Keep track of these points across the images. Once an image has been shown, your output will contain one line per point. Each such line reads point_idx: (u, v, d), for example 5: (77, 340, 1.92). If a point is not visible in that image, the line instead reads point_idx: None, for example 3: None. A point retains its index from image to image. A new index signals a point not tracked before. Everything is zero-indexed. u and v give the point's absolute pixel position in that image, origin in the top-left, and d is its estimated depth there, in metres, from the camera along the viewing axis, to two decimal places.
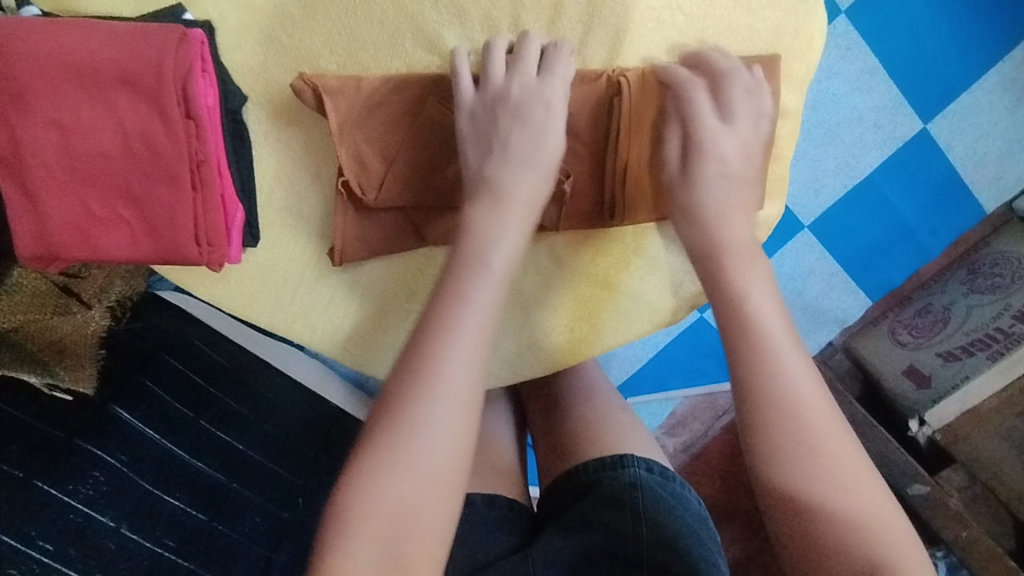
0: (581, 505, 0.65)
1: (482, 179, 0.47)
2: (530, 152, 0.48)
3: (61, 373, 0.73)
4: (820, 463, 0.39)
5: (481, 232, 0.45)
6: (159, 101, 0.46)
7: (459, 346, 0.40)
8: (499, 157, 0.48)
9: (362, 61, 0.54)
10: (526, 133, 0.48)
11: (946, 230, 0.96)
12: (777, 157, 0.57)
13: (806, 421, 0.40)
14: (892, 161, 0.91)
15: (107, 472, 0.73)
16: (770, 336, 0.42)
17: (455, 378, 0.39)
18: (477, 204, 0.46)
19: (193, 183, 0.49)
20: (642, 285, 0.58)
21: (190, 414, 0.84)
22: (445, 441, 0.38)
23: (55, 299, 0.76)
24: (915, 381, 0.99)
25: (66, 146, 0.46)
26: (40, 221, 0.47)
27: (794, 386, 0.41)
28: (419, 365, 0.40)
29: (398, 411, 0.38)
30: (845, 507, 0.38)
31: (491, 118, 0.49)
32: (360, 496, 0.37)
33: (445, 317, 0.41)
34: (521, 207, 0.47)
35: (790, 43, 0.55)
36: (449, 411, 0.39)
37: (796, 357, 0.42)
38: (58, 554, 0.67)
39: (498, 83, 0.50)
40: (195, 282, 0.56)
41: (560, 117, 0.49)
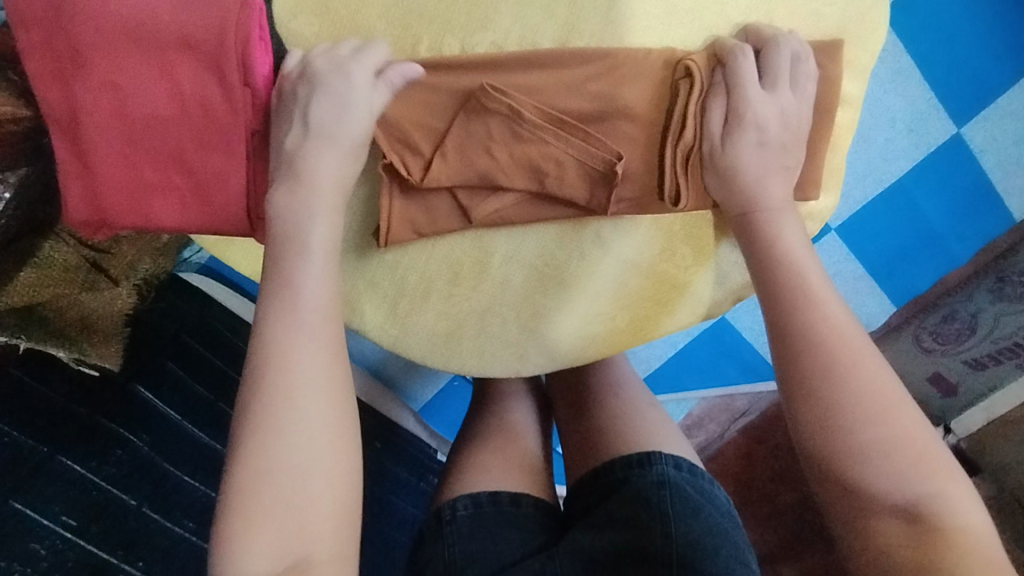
0: (607, 503, 0.64)
1: (285, 169, 0.46)
2: (340, 135, 0.47)
3: (88, 348, 0.75)
4: (879, 433, 0.40)
5: (298, 222, 0.45)
6: (219, 66, 0.45)
7: (298, 338, 0.41)
8: (307, 143, 0.46)
9: (414, 33, 0.48)
10: (324, 121, 0.46)
11: (974, 236, 0.95)
12: (837, 148, 0.55)
13: (864, 397, 0.41)
14: (922, 166, 0.90)
15: (129, 451, 0.79)
16: (825, 315, 0.44)
17: (302, 369, 0.41)
18: (287, 197, 0.46)
19: (247, 152, 0.48)
20: (688, 275, 0.57)
21: (211, 396, 0.91)
22: (306, 431, 0.40)
23: (84, 274, 0.75)
24: (938, 387, 1.03)
25: (124, 109, 0.46)
26: (94, 185, 0.47)
27: (848, 363, 0.42)
28: (258, 371, 0.40)
29: (252, 419, 0.39)
30: (904, 475, 0.40)
31: (289, 103, 0.47)
32: (237, 515, 0.38)
33: (273, 319, 0.42)
34: (332, 184, 0.46)
35: (854, 30, 0.51)
36: (303, 398, 0.40)
37: (851, 333, 0.43)
38: (81, 530, 0.71)
39: (302, 70, 0.47)
40: (241, 257, 0.57)
41: (366, 104, 0.47)
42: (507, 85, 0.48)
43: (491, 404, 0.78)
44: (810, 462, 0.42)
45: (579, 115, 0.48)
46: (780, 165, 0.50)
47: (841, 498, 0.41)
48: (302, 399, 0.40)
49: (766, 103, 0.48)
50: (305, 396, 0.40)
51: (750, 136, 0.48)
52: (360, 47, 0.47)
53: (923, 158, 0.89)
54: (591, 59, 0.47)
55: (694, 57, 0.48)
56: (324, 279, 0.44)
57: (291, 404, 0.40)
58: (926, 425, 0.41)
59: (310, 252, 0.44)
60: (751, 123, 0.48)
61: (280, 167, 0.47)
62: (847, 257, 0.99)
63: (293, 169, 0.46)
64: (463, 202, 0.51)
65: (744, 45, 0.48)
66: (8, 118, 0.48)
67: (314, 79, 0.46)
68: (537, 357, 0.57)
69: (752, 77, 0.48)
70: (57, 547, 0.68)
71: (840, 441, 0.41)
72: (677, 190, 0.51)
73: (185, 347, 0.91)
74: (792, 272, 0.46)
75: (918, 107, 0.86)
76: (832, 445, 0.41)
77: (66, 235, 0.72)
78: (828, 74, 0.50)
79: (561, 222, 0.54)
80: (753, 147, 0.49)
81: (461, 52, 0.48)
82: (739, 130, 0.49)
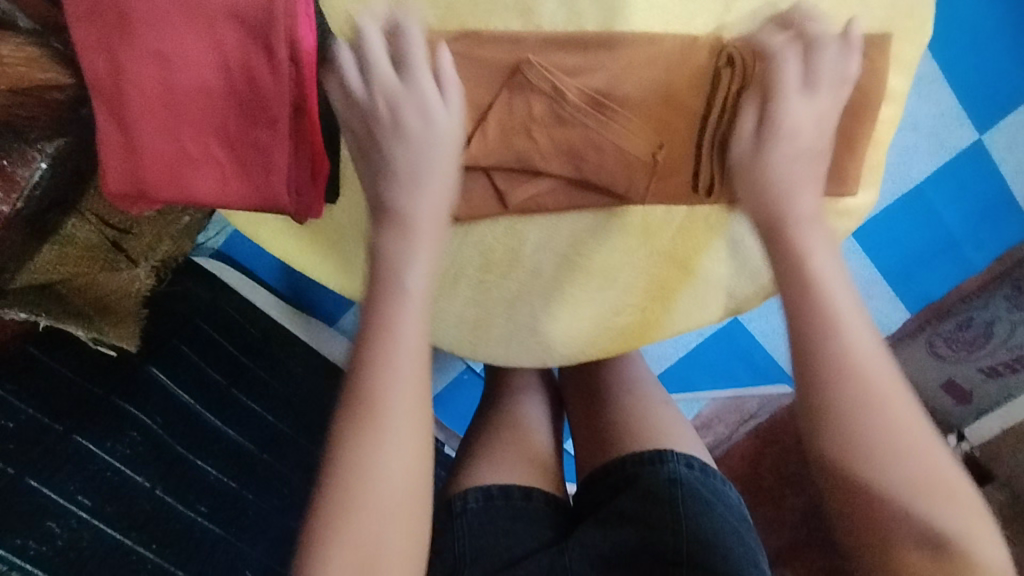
0: (616, 500, 0.63)
1: (384, 210, 0.48)
2: (436, 166, 0.48)
3: (107, 329, 0.75)
4: (905, 469, 0.40)
5: (397, 264, 0.46)
6: (268, 40, 0.44)
7: (394, 380, 0.42)
8: (402, 186, 0.47)
9: (458, 13, 0.47)
10: (410, 159, 0.47)
11: (992, 243, 0.95)
12: (877, 144, 0.54)
13: (889, 430, 0.40)
14: (940, 172, 0.90)
15: (143, 432, 0.78)
16: (852, 340, 0.42)
17: (395, 412, 0.41)
18: (392, 241, 0.47)
19: (293, 129, 0.47)
20: (716, 268, 0.56)
21: (224, 381, 0.90)
22: (394, 471, 0.41)
23: (107, 253, 0.74)
24: (954, 395, 1.00)
25: (167, 80, 0.45)
26: (135, 157, 0.47)
27: (878, 399, 0.41)
28: (354, 407, 0.41)
29: (344, 455, 0.41)
30: (926, 514, 0.39)
31: (373, 138, 0.48)
32: (323, 549, 0.39)
33: (370, 357, 0.43)
34: (431, 228, 0.47)
35: (903, 24, 0.50)
36: (394, 439, 0.41)
37: (878, 361, 0.42)
38: (97, 510, 0.70)
39: (375, 99, 0.47)
40: (270, 237, 0.57)
41: (441, 124, 0.47)
42: (553, 67, 0.48)
43: (500, 398, 0.76)
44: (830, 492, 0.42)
45: (623, 100, 0.49)
46: (812, 171, 0.49)
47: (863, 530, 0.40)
48: (391, 442, 0.41)
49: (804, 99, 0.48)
50: (393, 440, 0.41)
51: (784, 147, 0.48)
52: (414, 54, 0.46)
53: (942, 163, 0.89)
54: (638, 43, 0.48)
55: (738, 45, 0.48)
56: (419, 323, 0.45)
57: (380, 446, 0.41)
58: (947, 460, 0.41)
59: (406, 296, 0.45)
60: (785, 135, 0.48)
61: (380, 203, 0.48)
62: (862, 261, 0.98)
63: (393, 213, 0.47)
64: (499, 184, 0.51)
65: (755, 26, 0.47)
66: (49, 85, 0.44)
67: (394, 108, 0.47)
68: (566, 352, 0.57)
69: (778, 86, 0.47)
70: (72, 526, 0.67)
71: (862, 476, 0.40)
72: (711, 181, 0.52)
73: (200, 331, 0.91)
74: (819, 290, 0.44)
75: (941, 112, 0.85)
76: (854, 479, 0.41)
77: (89, 213, 0.69)
78: (874, 67, 0.50)
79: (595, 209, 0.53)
80: (785, 157, 0.48)
81: (507, 28, 0.47)
82: (774, 144, 0.48)
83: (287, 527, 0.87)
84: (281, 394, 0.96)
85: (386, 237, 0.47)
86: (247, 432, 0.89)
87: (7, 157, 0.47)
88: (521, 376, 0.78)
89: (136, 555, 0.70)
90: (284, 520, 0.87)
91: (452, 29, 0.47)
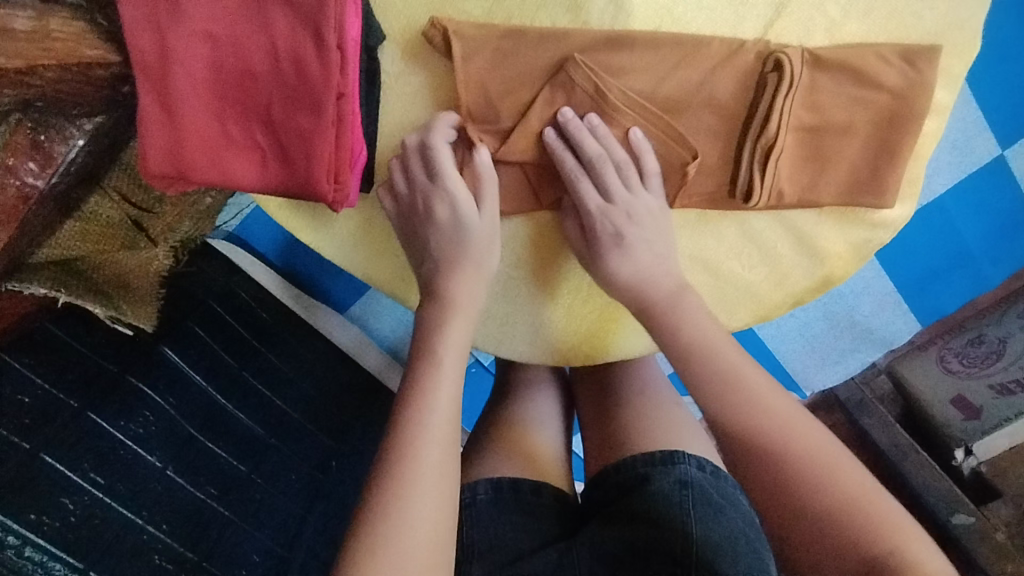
0: (627, 500, 0.61)
1: (429, 292, 0.54)
2: (476, 258, 0.53)
3: (124, 308, 0.72)
4: (827, 496, 0.44)
5: (434, 333, 0.52)
6: (316, 23, 0.43)
7: (427, 434, 0.47)
8: (442, 269, 0.53)
9: (506, 8, 0.48)
10: (449, 246, 0.52)
11: (1007, 261, 0.94)
12: (918, 157, 0.54)
13: (801, 467, 0.45)
14: (962, 186, 0.90)
15: (156, 412, 0.77)
16: (751, 393, 0.48)
17: (428, 457, 0.46)
18: (432, 314, 0.53)
19: (335, 115, 0.46)
20: (605, 334, 0.58)
21: (235, 365, 0.89)
22: (426, 507, 0.44)
23: (127, 232, 0.73)
24: (964, 411, 0.97)
25: (216, 62, 0.44)
26: (176, 138, 0.46)
27: (777, 430, 0.46)
28: (392, 452, 0.46)
29: (377, 500, 0.44)
30: (852, 538, 0.42)
31: (415, 228, 0.54)
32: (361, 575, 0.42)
33: (407, 414, 0.47)
34: (469, 306, 0.53)
35: (953, 38, 0.50)
36: (428, 478, 0.45)
37: (773, 395, 0.48)
38: (109, 488, 0.69)
39: (421, 203, 0.52)
40: (300, 225, 0.57)
41: (471, 217, 0.52)
42: (598, 67, 0.48)
43: (512, 396, 0.75)
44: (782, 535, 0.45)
45: (660, 101, 0.49)
46: (653, 256, 0.53)
47: (806, 559, 0.44)
48: (421, 488, 0.44)
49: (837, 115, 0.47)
50: (423, 486, 0.45)
51: (608, 244, 0.52)
52: (447, 164, 0.50)
53: (965, 176, 0.89)
54: (684, 43, 0.47)
55: (788, 50, 0.47)
56: (451, 385, 0.50)
57: (410, 492, 0.44)
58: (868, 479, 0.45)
59: (442, 359, 0.51)
60: (605, 233, 0.52)
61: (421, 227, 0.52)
62: (877, 274, 0.97)
63: (435, 292, 0.53)
64: (533, 181, 0.52)
65: (562, 109, 0.49)
66: (95, 63, 0.42)
67: (441, 210, 0.52)
68: (574, 352, 0.58)
69: (589, 190, 0.51)
70: (86, 503, 0.66)
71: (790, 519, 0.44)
72: (750, 185, 0.50)
73: (212, 313, 0.91)
74: (714, 359, 0.49)
75: (966, 127, 0.86)
76: (785, 518, 0.45)
77: (112, 190, 0.69)
78: (924, 78, 0.49)
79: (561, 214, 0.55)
80: (613, 252, 0.52)
81: (553, 25, 0.48)
82: (598, 245, 0.52)
83: (294, 515, 0.85)
84: (292, 379, 0.96)
85: (428, 312, 0.53)
86: (257, 416, 0.88)
87: (44, 131, 0.46)
88: (532, 371, 0.77)
89: (147, 535, 0.69)
90: (289, 505, 0.85)
91: (497, 22, 0.48)
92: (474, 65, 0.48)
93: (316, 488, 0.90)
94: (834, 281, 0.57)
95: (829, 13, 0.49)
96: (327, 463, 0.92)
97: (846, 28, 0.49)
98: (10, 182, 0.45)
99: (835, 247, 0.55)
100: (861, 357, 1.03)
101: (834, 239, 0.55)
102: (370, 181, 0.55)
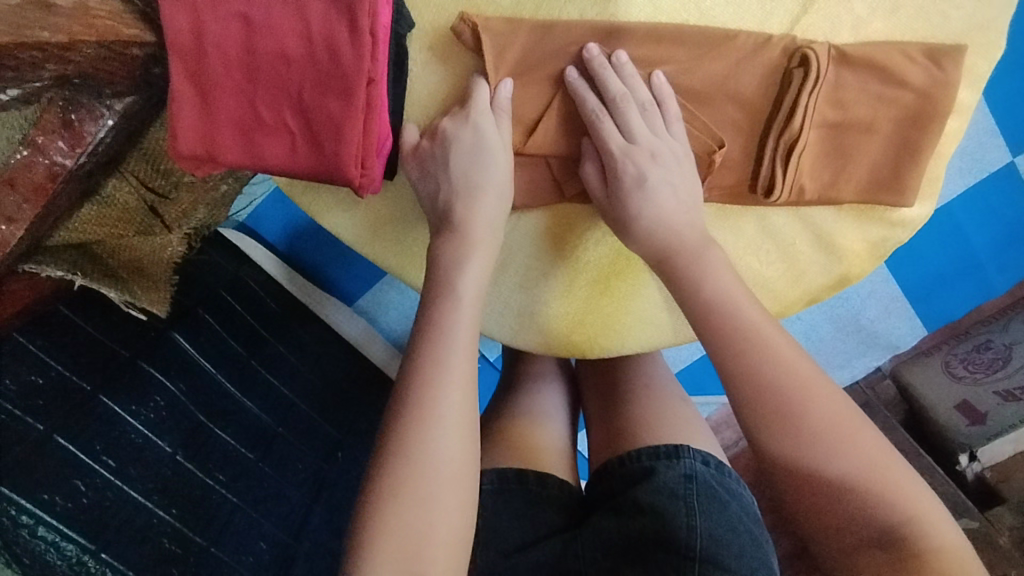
0: (632, 492, 0.60)
1: (446, 225, 0.51)
2: (495, 182, 0.51)
3: (138, 292, 0.72)
4: (852, 471, 0.43)
5: (451, 271, 0.50)
6: (351, 9, 0.44)
7: (445, 375, 0.45)
8: (461, 197, 0.51)
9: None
10: (468, 166, 0.50)
11: (1013, 269, 0.94)
12: (938, 155, 0.55)
13: (824, 445, 0.43)
14: (971, 192, 0.90)
15: (166, 398, 0.76)
16: (790, 380, 0.44)
17: (446, 406, 0.44)
18: (449, 248, 0.50)
19: (365, 100, 0.46)
20: (629, 323, 0.59)
21: (244, 354, 0.89)
22: (445, 459, 0.43)
23: (142, 218, 0.72)
24: (968, 417, 0.95)
25: (250, 43, 0.44)
26: (208, 119, 0.46)
27: (799, 398, 0.44)
28: (409, 402, 0.45)
29: (396, 445, 0.43)
30: (874, 512, 0.42)
31: (434, 155, 0.52)
32: (380, 527, 0.42)
33: (424, 355, 0.46)
34: (486, 246, 0.51)
35: (978, 38, 0.51)
36: (446, 430, 0.44)
37: (791, 359, 0.45)
38: (120, 471, 0.68)
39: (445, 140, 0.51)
40: (322, 208, 0.57)
41: (491, 134, 0.50)
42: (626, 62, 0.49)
43: (518, 387, 0.75)
44: (809, 537, 0.44)
45: (686, 90, 0.50)
46: (676, 205, 0.51)
47: (823, 530, 0.43)
48: (440, 430, 0.44)
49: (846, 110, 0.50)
50: (443, 427, 0.44)
51: (630, 184, 0.50)
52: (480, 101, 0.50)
53: (976, 182, 0.89)
54: (711, 37, 0.48)
55: (815, 45, 0.48)
56: (467, 323, 0.48)
57: (430, 434, 0.43)
58: (903, 470, 0.43)
59: (459, 299, 0.49)
60: (630, 173, 0.50)
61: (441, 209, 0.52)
62: (884, 278, 0.97)
63: (454, 222, 0.51)
64: (556, 173, 0.53)
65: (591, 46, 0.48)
66: (132, 41, 0.43)
67: (473, 143, 0.50)
68: (594, 341, 0.59)
69: (612, 130, 0.50)
70: (97, 485, 0.66)
71: (822, 516, 0.43)
72: (772, 181, 0.51)
73: (221, 301, 0.90)
74: (747, 338, 0.46)
75: (979, 134, 0.87)
76: (802, 494, 0.44)
77: (130, 175, 0.68)
78: (948, 77, 0.50)
79: (582, 207, 0.56)
80: (634, 193, 0.50)
81: (581, 17, 0.49)
82: (619, 182, 0.50)
83: (301, 503, 0.85)
84: (297, 368, 0.95)
85: (443, 246, 0.51)
86: (264, 405, 0.87)
87: (74, 110, 0.46)
88: (539, 364, 0.76)
89: (157, 518, 0.68)
90: (295, 494, 0.84)
91: (527, 12, 0.49)
92: (505, 56, 0.49)
93: (322, 477, 0.89)
94: (852, 279, 0.58)
95: (856, 9, 0.49)
96: (331, 453, 0.92)
97: (871, 26, 0.49)
98: (41, 161, 0.46)
99: (853, 245, 0.56)
100: (865, 361, 1.03)
101: (853, 237, 0.56)
102: (393, 169, 0.54)
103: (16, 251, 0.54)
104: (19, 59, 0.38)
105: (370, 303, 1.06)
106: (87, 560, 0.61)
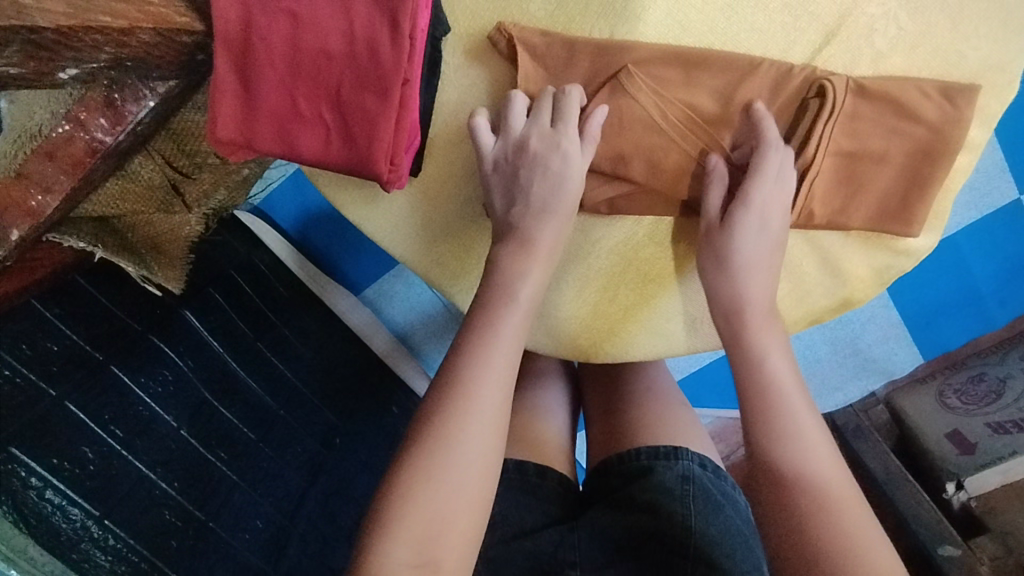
0: (629, 488, 0.62)
1: (510, 231, 0.54)
2: (561, 210, 0.53)
3: (156, 268, 0.73)
4: (823, 501, 0.46)
5: (514, 277, 0.53)
6: (393, 11, 0.45)
7: (487, 372, 0.48)
8: (530, 215, 0.53)
9: (569, 13, 0.51)
10: (546, 192, 0.53)
11: (1015, 303, 0.96)
12: (947, 190, 0.56)
13: (802, 468, 0.48)
14: (979, 225, 0.92)
15: (175, 372, 0.77)
16: (796, 423, 0.50)
17: (482, 404, 0.47)
18: (513, 260, 0.53)
19: (400, 98, 0.48)
20: (643, 337, 0.61)
21: (251, 335, 0.88)
22: (472, 455, 0.45)
23: (163, 196, 0.72)
24: (958, 447, 0.96)
25: (295, 39, 0.46)
26: (250, 107, 0.49)
27: (790, 427, 0.49)
28: (449, 392, 0.47)
29: (430, 433, 0.46)
30: (824, 534, 0.44)
31: (513, 169, 0.53)
32: (399, 508, 0.43)
33: (472, 349, 0.49)
34: (542, 257, 0.53)
35: (994, 78, 0.52)
36: (478, 426, 0.46)
37: (801, 404, 0.51)
38: (126, 441, 0.69)
39: (518, 139, 0.53)
40: (347, 201, 0.59)
41: (580, 165, 0.52)
42: (656, 83, 0.51)
43: (522, 384, 0.76)
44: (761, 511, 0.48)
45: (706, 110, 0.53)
46: (770, 251, 0.54)
47: (781, 535, 0.46)
48: (478, 419, 0.46)
49: (856, 140, 0.52)
50: (478, 426, 0.46)
51: (754, 224, 0.53)
52: (544, 110, 0.52)
53: (982, 216, 0.92)
54: (734, 61, 0.50)
55: (834, 76, 0.50)
56: (517, 330, 0.51)
57: (466, 424, 0.46)
58: (862, 504, 0.46)
59: (516, 305, 0.52)
60: (758, 212, 0.52)
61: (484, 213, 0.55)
62: (886, 304, 0.99)
63: (517, 230, 0.53)
64: None
65: (571, 86, 0.52)
66: (183, 29, 0.45)
67: (538, 163, 0.53)
68: (600, 347, 0.61)
69: (771, 164, 0.51)
70: (104, 453, 0.67)
71: (787, 514, 0.46)
72: None
73: (232, 281, 0.90)
74: (767, 377, 0.52)
75: (989, 170, 0.90)
76: (771, 505, 0.47)
77: (155, 153, 0.69)
78: (962, 114, 0.51)
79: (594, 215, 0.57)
80: (754, 233, 0.53)
81: (611, 36, 0.51)
82: (741, 213, 0.52)
83: (296, 485, 0.83)
84: (302, 352, 0.94)
85: (506, 252, 0.53)
86: (268, 386, 0.86)
87: (117, 91, 0.49)
88: (543, 363, 0.78)
89: (158, 490, 0.69)
90: (293, 476, 0.82)
91: (559, 25, 0.51)
92: (540, 65, 0.52)
93: (321, 461, 0.87)
94: (853, 303, 0.60)
95: (877, 43, 0.51)
96: (331, 438, 0.90)
97: (891, 60, 0.51)
98: (81, 137, 0.49)
99: (858, 270, 0.58)
100: (861, 385, 1.03)
101: (858, 262, 0.58)
102: (419, 163, 0.56)
103: (52, 220, 0.55)
104: (81, 42, 0.40)
105: (376, 292, 1.06)
106: (91, 525, 0.63)
